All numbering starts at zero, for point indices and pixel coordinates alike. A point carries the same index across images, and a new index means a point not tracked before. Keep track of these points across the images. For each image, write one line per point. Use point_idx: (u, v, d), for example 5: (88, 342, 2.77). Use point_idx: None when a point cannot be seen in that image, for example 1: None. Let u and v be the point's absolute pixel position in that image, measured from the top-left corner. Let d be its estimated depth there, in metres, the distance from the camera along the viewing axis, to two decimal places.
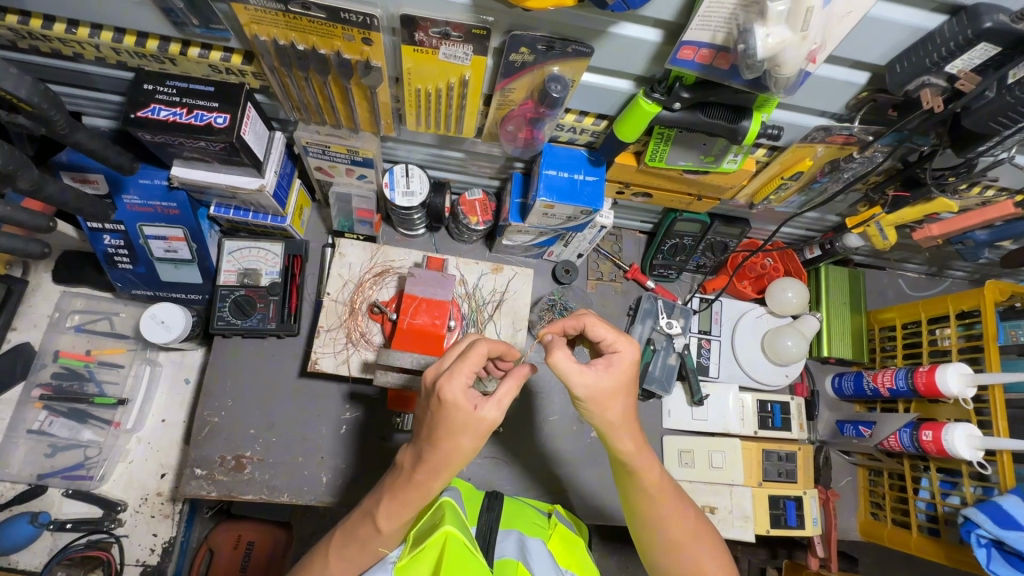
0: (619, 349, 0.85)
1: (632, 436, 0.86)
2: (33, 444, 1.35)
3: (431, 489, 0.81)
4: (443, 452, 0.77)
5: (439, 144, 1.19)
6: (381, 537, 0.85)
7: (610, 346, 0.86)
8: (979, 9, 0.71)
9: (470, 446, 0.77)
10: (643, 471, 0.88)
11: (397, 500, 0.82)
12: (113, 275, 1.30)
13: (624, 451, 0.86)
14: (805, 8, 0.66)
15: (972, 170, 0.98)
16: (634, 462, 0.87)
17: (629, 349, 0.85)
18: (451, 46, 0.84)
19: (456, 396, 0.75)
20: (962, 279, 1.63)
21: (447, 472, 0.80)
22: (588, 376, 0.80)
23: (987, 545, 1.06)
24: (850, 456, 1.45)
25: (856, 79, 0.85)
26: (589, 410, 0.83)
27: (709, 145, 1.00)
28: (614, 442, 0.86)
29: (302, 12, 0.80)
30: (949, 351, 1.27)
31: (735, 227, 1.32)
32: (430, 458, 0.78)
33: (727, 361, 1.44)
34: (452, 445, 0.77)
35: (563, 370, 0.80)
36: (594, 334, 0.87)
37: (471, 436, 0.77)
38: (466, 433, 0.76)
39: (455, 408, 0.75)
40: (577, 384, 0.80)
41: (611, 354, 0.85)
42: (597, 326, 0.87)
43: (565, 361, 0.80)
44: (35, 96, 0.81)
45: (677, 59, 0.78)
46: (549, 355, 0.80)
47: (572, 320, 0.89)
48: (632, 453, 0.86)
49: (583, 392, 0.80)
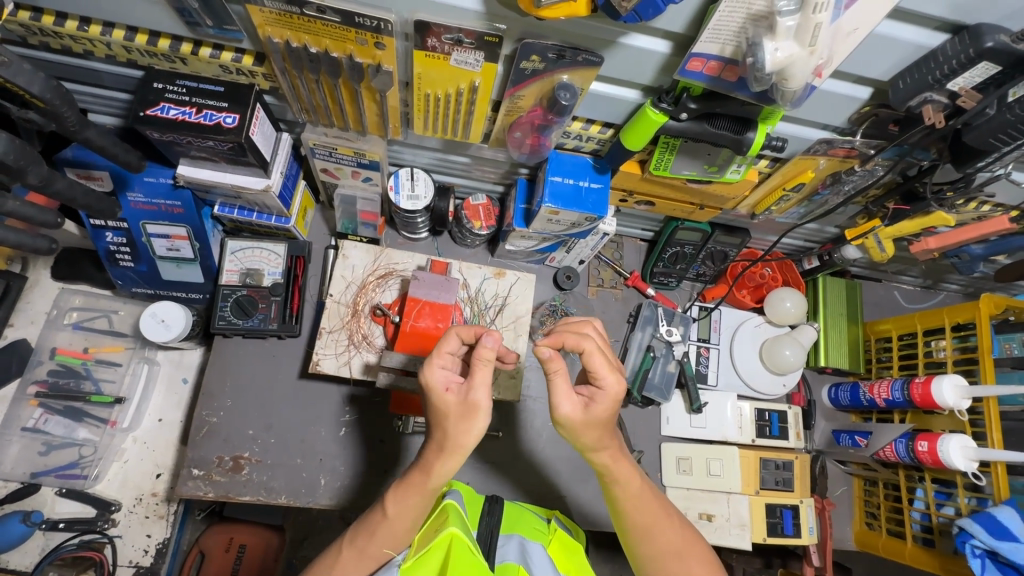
0: (604, 384, 0.84)
1: (613, 450, 0.89)
2: (27, 442, 1.33)
3: (433, 476, 0.81)
4: (436, 437, 0.81)
5: (443, 149, 1.20)
6: (399, 527, 0.86)
7: (597, 378, 0.84)
8: (981, 29, 0.73)
9: (457, 431, 0.79)
10: (624, 482, 0.91)
11: (404, 483, 0.84)
12: (113, 272, 1.29)
13: (602, 463, 0.90)
14: (813, 24, 0.67)
15: (970, 185, 1.00)
16: (614, 473, 0.91)
17: (614, 386, 0.84)
18: (462, 52, 0.85)
19: (430, 380, 0.80)
20: (956, 293, 1.65)
21: (445, 461, 0.81)
22: (573, 400, 0.83)
23: (981, 555, 1.07)
24: (845, 466, 1.47)
25: (859, 94, 0.87)
26: (571, 431, 0.86)
27: (714, 155, 1.02)
28: (595, 455, 0.89)
29: (318, 15, 0.81)
30: (944, 364, 1.29)
31: (736, 236, 1.35)
32: (429, 443, 0.82)
33: (725, 369, 1.46)
34: (441, 428, 0.80)
35: (553, 388, 0.83)
36: (589, 362, 0.84)
37: (453, 419, 0.79)
38: (448, 416, 0.79)
39: (432, 392, 0.80)
40: (562, 403, 0.83)
41: (593, 387, 0.85)
42: (594, 356, 0.84)
43: (558, 381, 0.82)
44: (48, 92, 0.81)
45: (686, 71, 0.80)
46: (547, 377, 0.82)
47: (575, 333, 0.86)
48: (610, 463, 0.90)
49: (564, 414, 0.83)
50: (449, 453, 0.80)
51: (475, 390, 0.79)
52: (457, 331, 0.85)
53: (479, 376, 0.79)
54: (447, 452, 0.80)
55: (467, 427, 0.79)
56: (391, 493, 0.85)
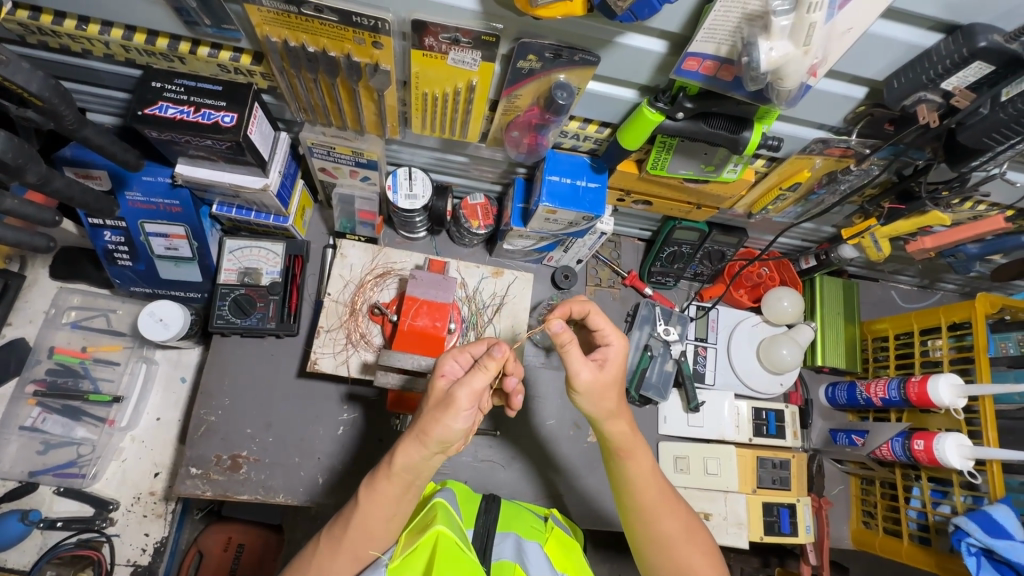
0: (611, 341, 0.88)
1: (627, 419, 0.90)
2: (25, 441, 1.33)
3: (398, 463, 0.81)
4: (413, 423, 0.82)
5: (441, 148, 1.20)
6: (392, 522, 0.86)
7: (603, 337, 0.89)
8: (974, 29, 0.73)
9: (431, 420, 0.79)
10: (637, 457, 0.91)
11: (373, 473, 0.85)
12: (112, 271, 1.30)
13: (619, 431, 0.90)
14: (808, 24, 0.68)
15: (964, 184, 1.00)
16: (625, 449, 0.90)
17: (620, 342, 0.88)
18: (460, 52, 0.86)
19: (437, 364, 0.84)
20: (952, 292, 1.66)
21: (412, 448, 0.80)
22: (589, 365, 0.84)
23: (977, 553, 1.07)
24: (842, 465, 1.47)
25: (854, 93, 0.88)
26: (588, 398, 0.86)
27: (710, 154, 1.02)
28: (607, 426, 0.89)
29: (316, 15, 0.82)
30: (940, 363, 1.29)
31: (734, 236, 1.35)
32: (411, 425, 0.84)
33: (722, 368, 1.46)
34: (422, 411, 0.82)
35: (569, 357, 0.83)
36: (594, 323, 0.89)
37: (431, 406, 0.80)
38: (429, 402, 0.81)
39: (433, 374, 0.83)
40: (580, 370, 0.83)
41: (604, 347, 0.88)
42: (598, 316, 0.88)
43: (572, 352, 0.82)
44: (46, 91, 0.81)
45: (682, 70, 0.81)
46: (561, 347, 0.82)
47: (578, 304, 0.88)
48: (626, 432, 0.90)
49: (584, 380, 0.84)
50: (417, 438, 0.80)
51: (460, 387, 0.77)
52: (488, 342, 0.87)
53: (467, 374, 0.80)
54: (413, 438, 0.80)
55: (434, 416, 0.78)
56: (362, 490, 0.85)
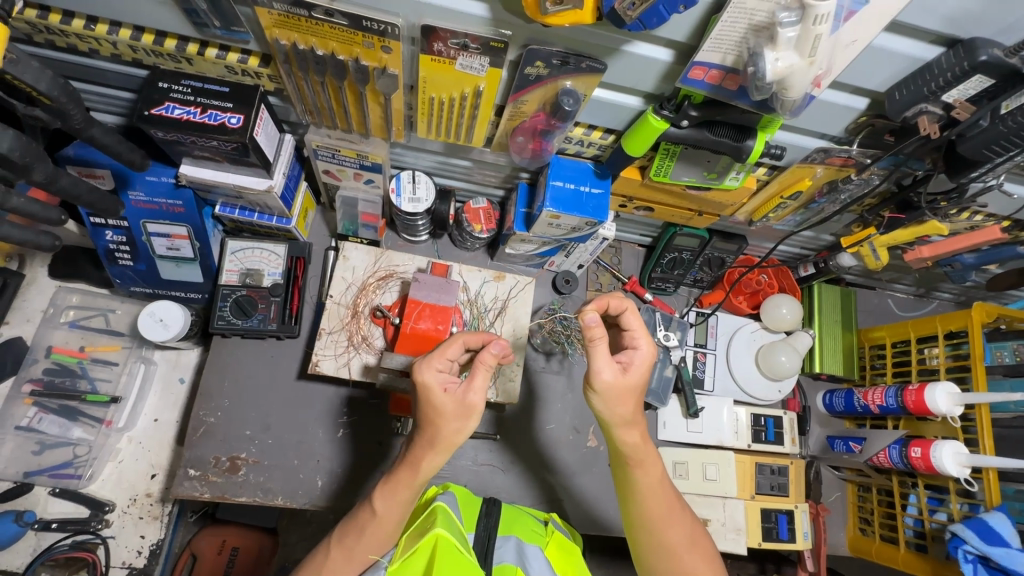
0: (639, 346, 0.88)
1: (640, 429, 0.90)
2: (21, 441, 1.32)
3: (422, 468, 0.84)
4: (426, 436, 0.83)
5: (446, 152, 1.21)
6: (388, 524, 0.87)
7: (632, 339, 0.89)
8: (975, 43, 0.74)
9: (452, 429, 0.82)
10: (647, 467, 0.91)
11: (391, 480, 0.86)
12: (112, 271, 1.29)
13: (628, 443, 0.89)
14: (814, 36, 0.68)
15: (963, 195, 1.01)
16: (637, 457, 0.90)
17: (648, 348, 0.88)
18: (468, 57, 0.86)
19: (428, 381, 0.81)
20: (948, 301, 1.67)
21: (435, 456, 0.84)
22: (612, 366, 0.84)
23: (974, 560, 1.07)
24: (839, 472, 1.47)
25: (856, 104, 0.89)
26: (605, 400, 0.86)
27: (713, 162, 1.03)
28: (620, 433, 0.89)
29: (327, 19, 0.82)
30: (937, 370, 1.31)
31: (733, 243, 1.36)
32: (419, 437, 0.84)
33: (721, 374, 1.47)
34: (432, 425, 0.82)
35: (593, 355, 0.83)
36: (627, 322, 0.89)
37: (449, 418, 0.81)
38: (444, 416, 0.81)
39: (429, 392, 0.81)
40: (603, 369, 0.84)
41: (630, 350, 0.88)
42: (632, 315, 0.89)
43: (599, 349, 0.83)
44: (55, 90, 0.81)
45: (688, 79, 0.82)
46: (589, 342, 0.83)
47: (617, 299, 0.88)
48: (636, 445, 0.90)
49: (604, 381, 0.84)
50: (441, 448, 0.83)
51: (472, 393, 0.82)
52: (463, 337, 0.88)
53: (478, 379, 0.82)
54: (439, 448, 0.83)
55: (461, 425, 0.82)
56: (378, 492, 0.87)
